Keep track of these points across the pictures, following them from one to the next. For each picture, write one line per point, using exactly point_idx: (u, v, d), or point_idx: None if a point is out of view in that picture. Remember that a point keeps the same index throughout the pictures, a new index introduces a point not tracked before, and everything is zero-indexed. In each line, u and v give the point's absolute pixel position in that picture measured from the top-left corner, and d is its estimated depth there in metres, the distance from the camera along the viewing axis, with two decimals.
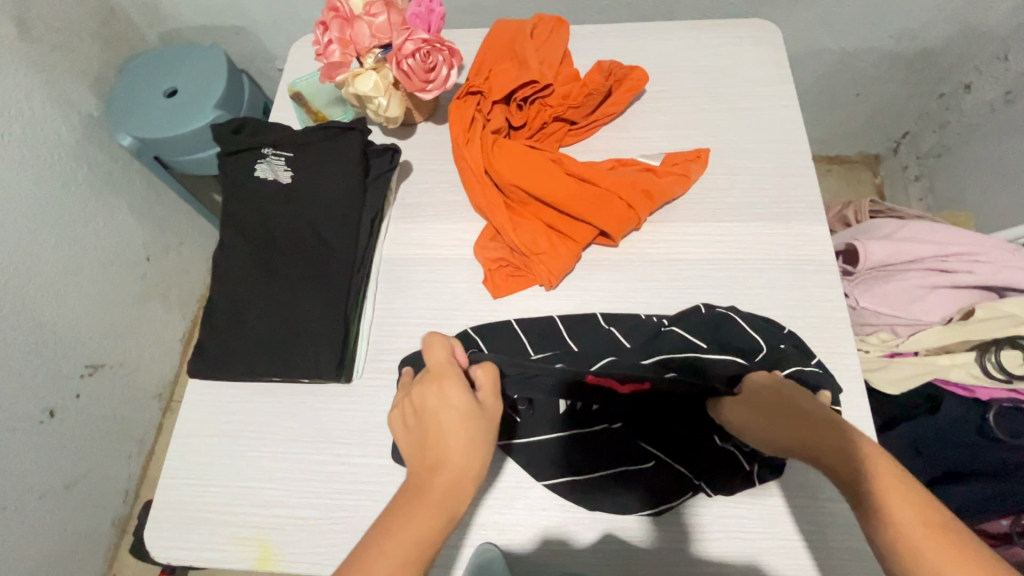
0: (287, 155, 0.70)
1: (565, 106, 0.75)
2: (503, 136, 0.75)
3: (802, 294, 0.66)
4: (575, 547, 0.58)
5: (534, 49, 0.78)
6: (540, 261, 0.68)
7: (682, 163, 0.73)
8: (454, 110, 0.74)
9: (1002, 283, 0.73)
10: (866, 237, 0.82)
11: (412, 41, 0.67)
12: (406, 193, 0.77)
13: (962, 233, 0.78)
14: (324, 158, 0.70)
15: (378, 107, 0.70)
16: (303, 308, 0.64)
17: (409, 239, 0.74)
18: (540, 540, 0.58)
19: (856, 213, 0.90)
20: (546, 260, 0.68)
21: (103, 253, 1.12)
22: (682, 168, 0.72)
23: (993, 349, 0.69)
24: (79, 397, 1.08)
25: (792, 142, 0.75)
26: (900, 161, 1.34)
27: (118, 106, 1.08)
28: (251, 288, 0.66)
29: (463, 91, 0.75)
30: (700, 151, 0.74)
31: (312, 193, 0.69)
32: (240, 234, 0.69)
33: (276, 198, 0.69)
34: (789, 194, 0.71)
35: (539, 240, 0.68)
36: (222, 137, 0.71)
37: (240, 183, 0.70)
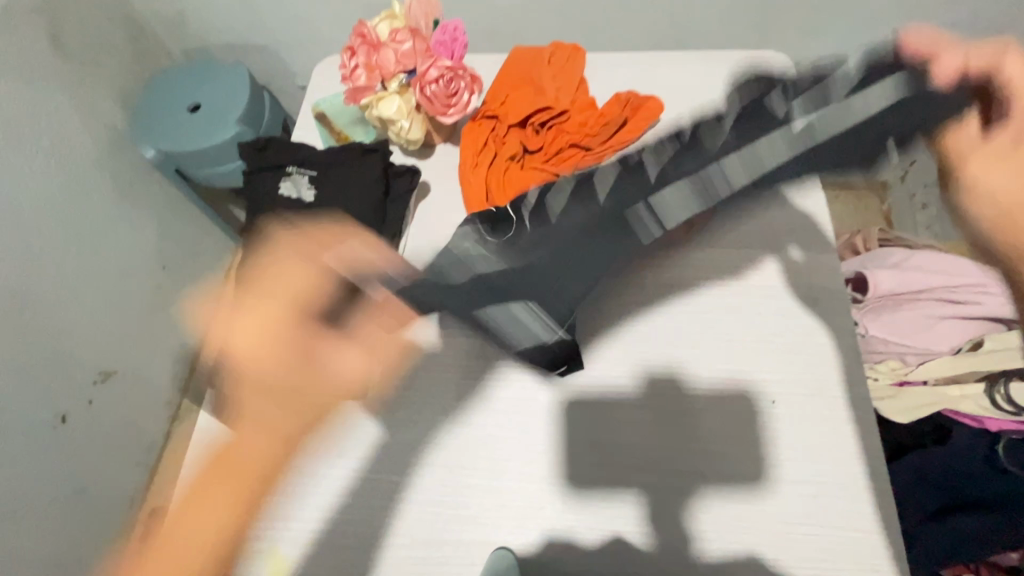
0: (311, 174, 0.73)
1: (581, 133, 0.76)
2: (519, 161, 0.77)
3: (810, 322, 0.68)
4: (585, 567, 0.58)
5: (551, 76, 0.81)
6: None
7: None
8: (469, 135, 0.78)
9: (1010, 316, 0.74)
10: (875, 266, 0.83)
11: (436, 67, 0.70)
12: (423, 214, 0.79)
13: (970, 265, 0.79)
14: (347, 176, 0.73)
15: (400, 130, 0.73)
16: None
17: (428, 259, 0.76)
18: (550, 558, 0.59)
19: (865, 241, 0.91)
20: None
21: (122, 261, 1.14)
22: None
23: (1002, 382, 0.70)
24: (93, 403, 1.10)
25: (801, 172, 0.77)
26: (907, 189, 1.36)
27: (144, 121, 1.12)
28: None
29: (481, 115, 0.79)
30: None
31: (334, 212, 0.71)
32: (264, 249, 0.71)
33: (298, 215, 0.72)
34: (797, 223, 0.73)
35: None
36: (252, 157, 0.75)
37: (266, 201, 0.73)
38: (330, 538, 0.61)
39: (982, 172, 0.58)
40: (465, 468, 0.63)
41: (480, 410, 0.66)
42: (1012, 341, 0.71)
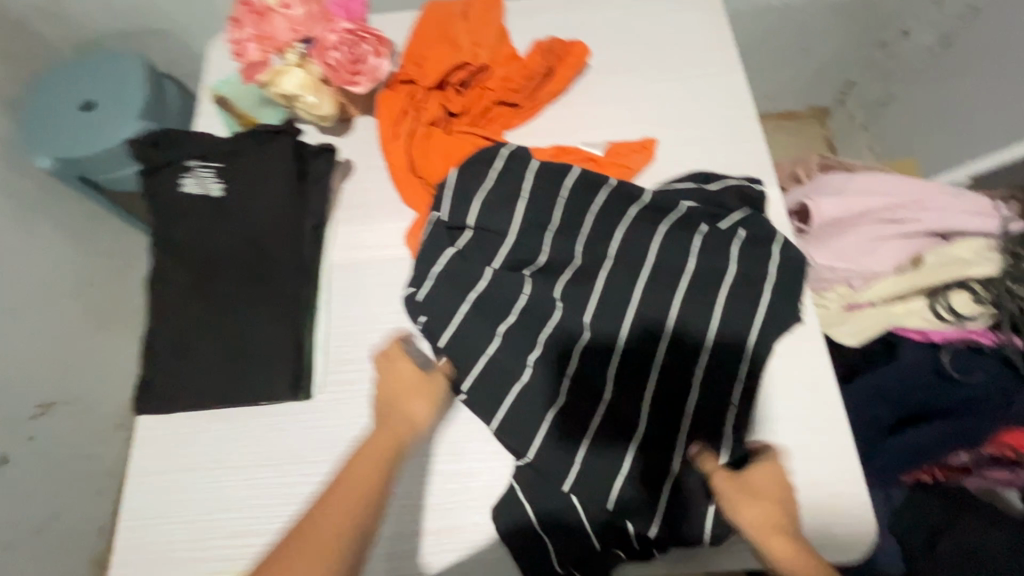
0: (215, 167, 0.66)
1: (506, 90, 0.72)
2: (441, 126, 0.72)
3: None
4: None
5: (467, 31, 0.75)
6: None
7: (626, 154, 0.70)
8: (385, 102, 0.71)
9: (947, 229, 0.75)
10: (817, 193, 0.82)
11: (334, 33, 0.64)
12: (349, 193, 0.73)
13: (908, 183, 0.79)
14: (255, 166, 0.66)
15: (307, 106, 0.67)
16: (252, 332, 0.61)
17: (359, 243, 0.71)
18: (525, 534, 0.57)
19: (808, 170, 0.91)
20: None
21: (38, 284, 1.04)
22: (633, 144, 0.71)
23: (944, 294, 0.73)
24: (33, 440, 1.02)
25: (738, 107, 0.74)
26: (847, 111, 1.36)
27: (31, 126, 1.00)
28: (190, 312, 0.62)
29: (396, 81, 0.73)
30: (645, 141, 0.71)
31: (247, 207, 0.65)
32: (173, 256, 0.64)
33: (208, 214, 0.65)
34: (740, 159, 0.71)
35: None
36: (142, 154, 0.66)
37: (167, 203, 0.65)
38: None
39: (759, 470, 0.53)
40: (424, 454, 0.61)
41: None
42: (951, 253, 0.73)
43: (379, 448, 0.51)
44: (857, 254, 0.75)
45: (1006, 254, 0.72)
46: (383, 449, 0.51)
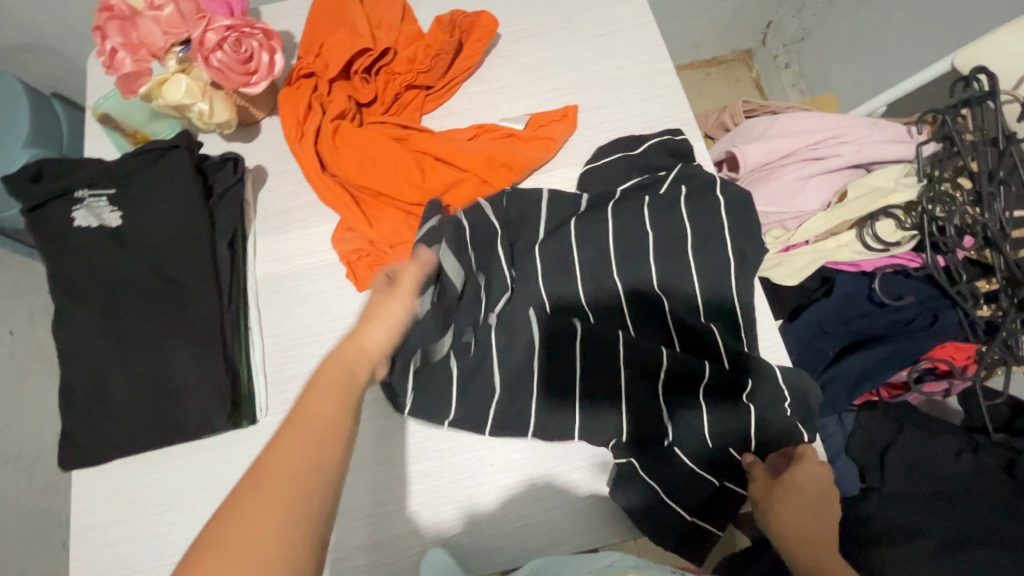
0: (108, 194, 0.61)
1: (414, 72, 0.69)
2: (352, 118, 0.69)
3: None
4: (532, 520, 0.57)
5: (364, 12, 0.71)
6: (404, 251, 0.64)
7: (548, 125, 0.68)
8: (287, 100, 0.67)
9: (865, 159, 0.77)
10: (743, 140, 0.82)
11: (213, 31, 0.58)
12: (266, 202, 0.69)
13: (826, 118, 0.80)
14: (152, 187, 0.61)
15: (200, 114, 0.61)
16: (176, 364, 0.57)
17: (284, 253, 0.67)
18: (496, 522, 0.57)
19: (734, 117, 0.91)
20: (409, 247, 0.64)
21: None
22: (555, 113, 0.69)
23: (870, 223, 0.74)
24: None
25: (657, 61, 0.73)
26: (770, 51, 1.37)
27: None
28: (102, 354, 0.57)
29: (295, 75, 0.68)
30: (566, 109, 0.69)
31: (150, 231, 0.60)
32: (73, 296, 0.59)
33: (108, 246, 0.60)
34: (662, 115, 0.70)
35: (401, 230, 0.65)
36: (19, 190, 0.59)
37: (57, 239, 0.59)
38: None
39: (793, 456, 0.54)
40: (386, 461, 0.59)
41: (383, 401, 0.61)
42: (869, 183, 0.75)
43: (334, 391, 0.41)
44: (784, 197, 0.77)
45: (923, 178, 0.74)
46: (337, 380, 0.42)
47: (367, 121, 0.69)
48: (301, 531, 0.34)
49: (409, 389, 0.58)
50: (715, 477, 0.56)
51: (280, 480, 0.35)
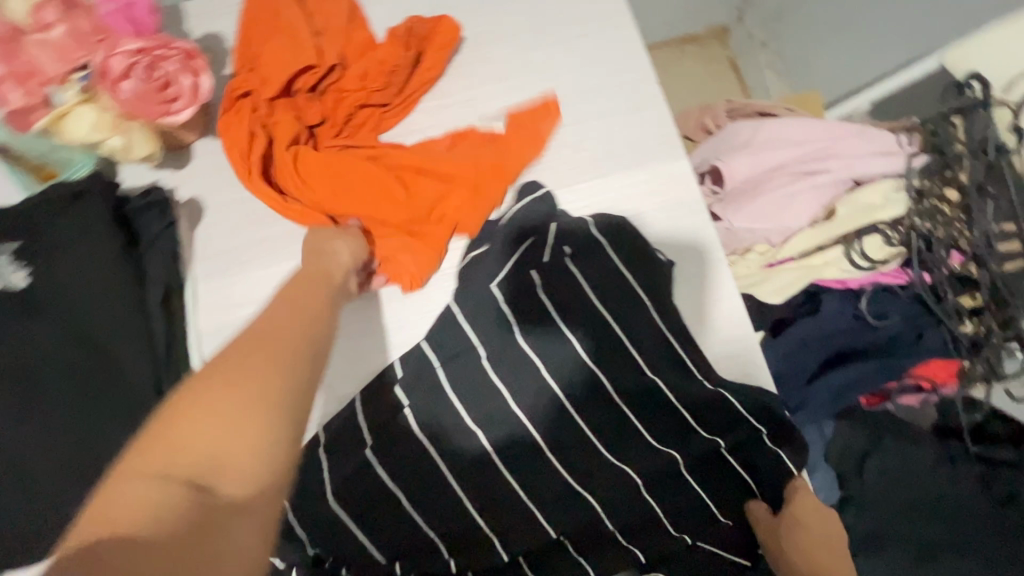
0: (14, 250, 0.52)
1: (370, 91, 0.62)
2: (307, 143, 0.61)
3: (679, 244, 0.62)
4: None
5: (304, 15, 0.62)
6: (390, 266, 0.59)
7: (531, 120, 0.64)
8: (227, 130, 0.59)
9: (856, 172, 0.73)
10: (727, 148, 0.77)
11: (120, 55, 0.49)
12: (204, 239, 0.61)
13: (814, 125, 0.75)
14: (65, 240, 0.52)
15: (114, 150, 0.53)
16: (109, 445, 0.50)
17: (228, 298, 0.60)
18: None
19: (716, 118, 0.85)
20: (408, 260, 0.59)
21: None
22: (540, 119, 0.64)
23: (857, 240, 0.71)
24: None
25: (637, 67, 0.66)
26: (745, 29, 1.31)
27: None
28: (18, 441, 0.49)
29: (233, 96, 0.60)
30: (545, 100, 0.65)
31: (66, 291, 0.52)
32: None
33: (15, 310, 0.51)
34: (643, 130, 0.64)
35: (381, 244, 0.59)
36: None
37: None
38: None
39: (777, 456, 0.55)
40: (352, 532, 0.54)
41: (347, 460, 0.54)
42: (859, 200, 0.72)
43: (296, 312, 0.41)
44: (770, 213, 0.73)
45: (912, 193, 0.71)
46: (314, 304, 0.43)
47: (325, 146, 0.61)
48: (285, 438, 0.32)
49: (375, 455, 0.53)
50: (716, 547, 0.55)
51: (232, 395, 0.32)
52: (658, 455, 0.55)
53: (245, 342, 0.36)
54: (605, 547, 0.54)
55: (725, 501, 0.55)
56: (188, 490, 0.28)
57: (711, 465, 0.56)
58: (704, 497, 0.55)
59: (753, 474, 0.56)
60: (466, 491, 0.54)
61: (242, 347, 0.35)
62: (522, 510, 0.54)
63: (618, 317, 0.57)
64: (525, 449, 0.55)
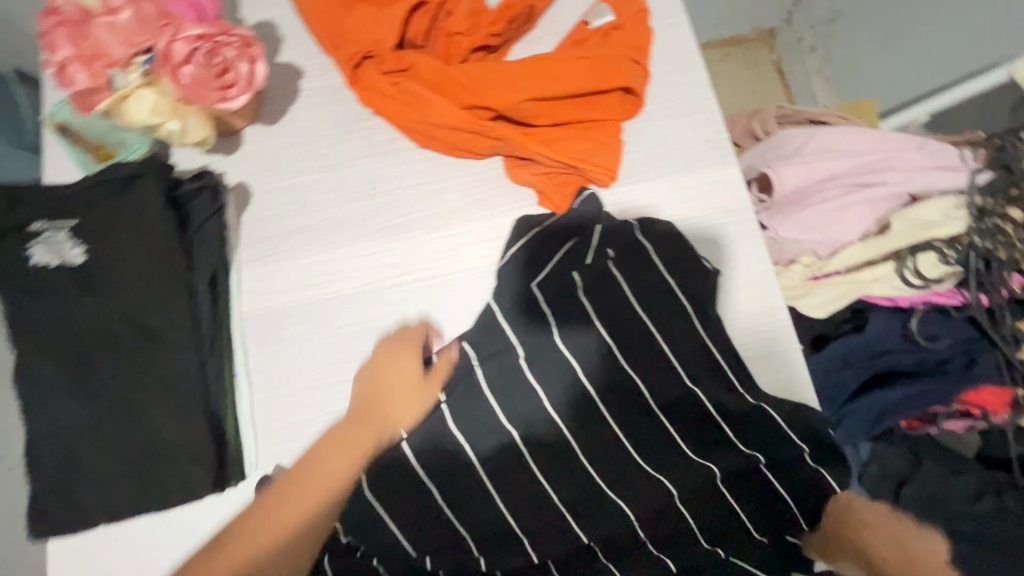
0: (70, 226, 0.53)
1: (485, 34, 0.60)
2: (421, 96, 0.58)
3: (724, 253, 0.61)
4: None
5: None
6: (596, 160, 0.60)
7: (636, 47, 0.62)
8: (363, 88, 0.59)
9: (916, 188, 0.69)
10: (776, 156, 0.75)
11: (182, 41, 0.50)
12: (251, 225, 0.62)
13: (871, 135, 0.72)
14: (122, 220, 0.53)
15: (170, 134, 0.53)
16: (153, 426, 0.51)
17: (271, 286, 0.61)
18: None
19: (764, 124, 0.83)
20: (586, 144, 0.59)
21: None
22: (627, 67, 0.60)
23: (910, 256, 0.69)
24: None
25: (691, 68, 0.65)
26: (794, 33, 1.26)
27: None
28: (68, 413, 0.51)
29: (354, 59, 0.59)
30: (638, 11, 0.63)
31: (117, 270, 0.53)
32: (30, 346, 0.52)
33: (69, 286, 0.53)
34: (693, 134, 0.63)
35: (583, 139, 0.59)
36: None
37: (13, 278, 0.52)
38: None
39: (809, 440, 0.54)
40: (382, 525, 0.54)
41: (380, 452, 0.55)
42: (918, 216, 0.68)
43: (348, 453, 0.51)
44: (820, 225, 0.71)
45: (974, 210, 0.68)
46: (350, 450, 0.52)
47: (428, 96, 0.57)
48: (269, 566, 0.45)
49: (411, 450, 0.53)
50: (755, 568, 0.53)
51: (279, 534, 0.46)
52: (695, 467, 0.54)
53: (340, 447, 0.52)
54: (635, 557, 0.53)
55: (763, 518, 0.54)
56: (308, 556, 0.48)
57: (750, 481, 0.54)
58: (740, 512, 0.54)
59: (796, 492, 0.54)
60: (498, 491, 0.53)
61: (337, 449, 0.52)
62: (553, 514, 0.53)
63: (660, 325, 0.56)
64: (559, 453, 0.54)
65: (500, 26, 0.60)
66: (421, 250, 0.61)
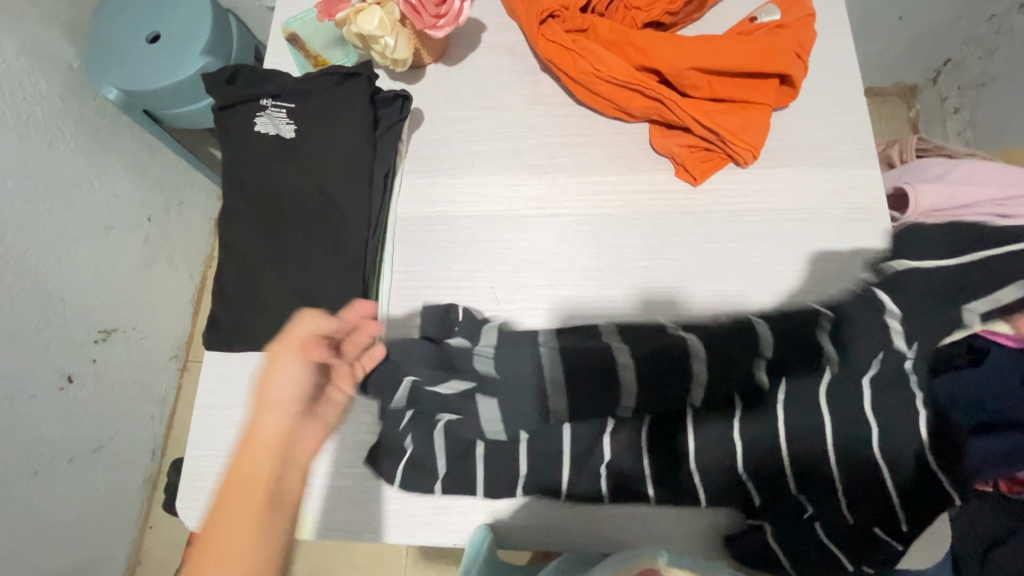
0: (288, 107, 0.65)
1: (660, 12, 0.68)
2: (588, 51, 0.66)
3: (850, 247, 0.62)
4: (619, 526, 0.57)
5: None
6: (739, 137, 0.64)
7: (802, 42, 0.66)
8: (539, 35, 0.68)
9: None
10: (914, 179, 0.76)
11: None
12: (419, 144, 0.72)
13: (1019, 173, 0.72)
14: (329, 111, 0.64)
15: (384, 48, 0.64)
16: (319, 279, 0.61)
17: (426, 196, 0.69)
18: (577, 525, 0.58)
19: (902, 152, 0.83)
20: (733, 118, 0.64)
21: (102, 215, 1.07)
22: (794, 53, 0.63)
23: None
24: (96, 362, 1.08)
25: (846, 76, 0.68)
26: (938, 92, 1.23)
27: (99, 54, 0.98)
28: (262, 256, 0.63)
29: (542, 15, 0.68)
30: (808, 12, 0.67)
31: (318, 150, 0.64)
32: (243, 197, 0.64)
33: (280, 155, 0.64)
34: (838, 134, 0.66)
35: (732, 117, 0.64)
36: (216, 89, 0.65)
37: (239, 141, 0.65)
38: (347, 492, 0.61)
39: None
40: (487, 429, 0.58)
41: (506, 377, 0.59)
42: None
43: (267, 448, 0.43)
44: None
45: None
46: (271, 441, 0.43)
47: (600, 53, 0.66)
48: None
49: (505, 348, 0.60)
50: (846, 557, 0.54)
51: None
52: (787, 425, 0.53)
53: (231, 495, 0.40)
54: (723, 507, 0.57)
55: (853, 499, 0.52)
56: None
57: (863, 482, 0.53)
58: (837, 489, 0.53)
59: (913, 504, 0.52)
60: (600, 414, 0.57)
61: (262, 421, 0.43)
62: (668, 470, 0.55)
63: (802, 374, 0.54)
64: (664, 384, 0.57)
65: (677, 6, 0.68)
66: (560, 189, 0.68)
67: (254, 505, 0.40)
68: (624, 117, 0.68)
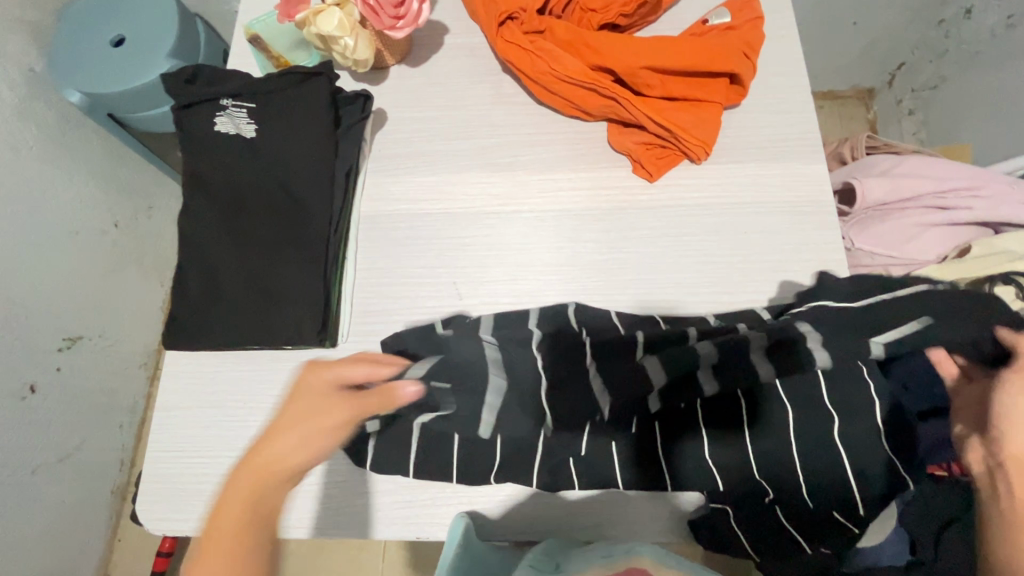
0: (249, 107, 0.65)
1: (615, 14, 0.70)
2: (546, 52, 0.68)
3: (800, 238, 0.64)
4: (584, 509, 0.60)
5: None
6: (692, 135, 0.66)
7: (751, 42, 0.68)
8: (498, 36, 0.69)
9: (999, 219, 0.71)
10: (863, 175, 0.79)
11: None
12: (382, 143, 0.72)
13: (959, 167, 0.75)
14: (291, 110, 0.65)
15: (344, 48, 0.65)
16: (280, 276, 0.61)
17: (389, 194, 0.70)
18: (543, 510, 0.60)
19: (853, 150, 0.87)
20: (686, 116, 0.67)
21: (67, 220, 1.05)
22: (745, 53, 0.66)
23: (988, 286, 0.64)
24: (60, 370, 1.06)
25: (795, 76, 0.70)
26: (894, 95, 1.28)
27: (62, 57, 0.97)
28: (223, 254, 0.63)
29: (501, 17, 0.70)
30: (756, 14, 0.70)
31: (279, 148, 0.64)
32: (204, 195, 0.64)
33: (241, 154, 0.64)
34: (787, 131, 0.68)
35: (685, 115, 0.67)
36: (175, 89, 0.65)
37: (200, 141, 0.65)
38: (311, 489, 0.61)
39: (1012, 417, 0.44)
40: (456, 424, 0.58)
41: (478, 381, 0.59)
42: (998, 244, 0.67)
43: (307, 414, 0.45)
44: (897, 240, 0.73)
45: None
46: (327, 414, 0.45)
47: (557, 54, 0.68)
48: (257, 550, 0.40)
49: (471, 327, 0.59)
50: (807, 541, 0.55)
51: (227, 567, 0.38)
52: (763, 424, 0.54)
53: (301, 412, 0.45)
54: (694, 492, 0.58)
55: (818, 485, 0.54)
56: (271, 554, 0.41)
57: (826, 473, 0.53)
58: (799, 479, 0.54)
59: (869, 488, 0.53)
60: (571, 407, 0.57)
61: (280, 445, 0.43)
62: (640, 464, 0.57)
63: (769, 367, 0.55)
64: (620, 372, 0.56)
65: (631, 9, 0.70)
66: (522, 187, 0.69)
67: (262, 475, 0.42)
68: (583, 115, 0.70)
